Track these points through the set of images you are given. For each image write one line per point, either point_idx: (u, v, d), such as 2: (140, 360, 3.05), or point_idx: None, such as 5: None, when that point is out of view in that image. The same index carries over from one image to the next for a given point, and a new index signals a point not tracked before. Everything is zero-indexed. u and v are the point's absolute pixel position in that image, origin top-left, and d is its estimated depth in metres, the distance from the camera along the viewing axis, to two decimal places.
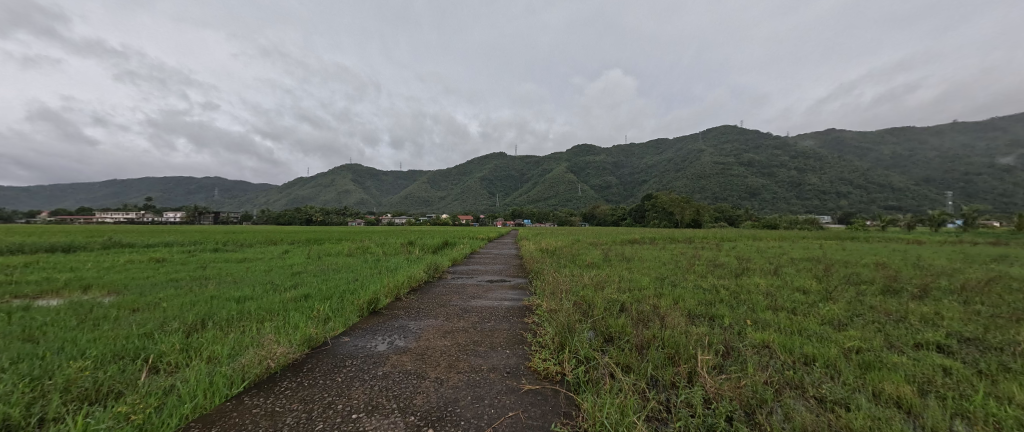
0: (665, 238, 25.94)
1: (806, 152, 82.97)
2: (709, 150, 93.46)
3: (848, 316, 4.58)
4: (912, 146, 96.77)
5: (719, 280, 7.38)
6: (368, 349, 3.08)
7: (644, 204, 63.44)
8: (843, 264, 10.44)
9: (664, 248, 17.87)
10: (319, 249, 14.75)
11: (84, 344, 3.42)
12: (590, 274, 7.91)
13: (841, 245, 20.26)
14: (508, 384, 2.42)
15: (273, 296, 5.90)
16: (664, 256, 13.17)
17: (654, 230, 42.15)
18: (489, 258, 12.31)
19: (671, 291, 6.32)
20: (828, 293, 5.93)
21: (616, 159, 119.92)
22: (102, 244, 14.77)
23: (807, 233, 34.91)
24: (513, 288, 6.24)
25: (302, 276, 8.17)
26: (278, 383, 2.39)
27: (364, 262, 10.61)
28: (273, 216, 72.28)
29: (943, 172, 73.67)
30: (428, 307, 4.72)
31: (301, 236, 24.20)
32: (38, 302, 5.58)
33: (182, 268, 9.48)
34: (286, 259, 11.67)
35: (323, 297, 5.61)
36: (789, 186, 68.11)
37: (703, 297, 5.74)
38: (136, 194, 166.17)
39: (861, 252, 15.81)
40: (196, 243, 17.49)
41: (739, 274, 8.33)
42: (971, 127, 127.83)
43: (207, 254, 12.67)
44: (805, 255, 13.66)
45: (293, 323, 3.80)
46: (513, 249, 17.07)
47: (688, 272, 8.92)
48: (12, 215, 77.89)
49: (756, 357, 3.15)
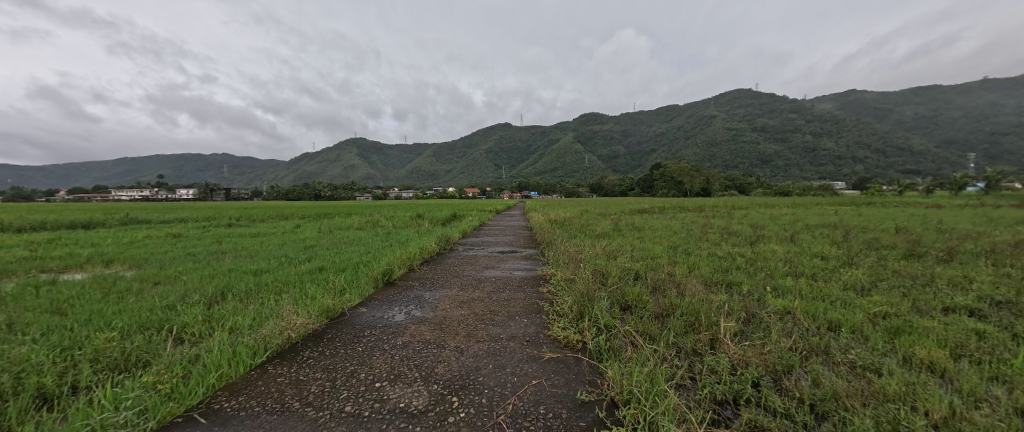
0: (675, 207, 25.43)
1: (823, 116, 79.74)
2: (721, 116, 90.32)
3: (870, 280, 4.49)
4: (937, 108, 92.19)
5: (735, 248, 7.28)
6: (385, 320, 3.08)
7: (653, 174, 62.49)
8: (861, 229, 10.14)
9: (673, 217, 17.62)
10: (330, 223, 14.92)
11: (110, 315, 3.50)
12: (602, 243, 7.86)
13: (856, 211, 19.66)
14: (529, 352, 2.41)
15: (289, 269, 5.99)
16: (675, 225, 13.05)
17: (663, 199, 41.49)
18: (498, 229, 12.28)
19: (686, 259, 6.27)
20: (848, 258, 5.81)
21: (624, 128, 116.82)
22: (120, 220, 15.13)
23: (819, 199, 34.12)
24: (525, 258, 6.21)
25: (315, 249, 8.26)
26: (300, 352, 2.38)
27: (375, 235, 10.65)
28: (283, 192, 73.45)
29: (969, 133, 70.35)
30: (442, 278, 4.73)
31: (310, 211, 24.44)
32: (63, 276, 5.74)
33: (199, 243, 9.63)
34: (299, 233, 11.82)
35: (337, 269, 5.66)
36: (804, 152, 66.17)
37: (719, 265, 5.67)
38: (147, 172, 168.38)
39: (876, 217, 15.45)
40: (209, 218, 17.77)
41: (754, 242, 8.17)
42: (1004, 84, 120.20)
43: (221, 229, 12.93)
44: (819, 221, 13.37)
45: (312, 294, 3.86)
46: (521, 221, 16.87)
47: (701, 240, 8.82)
48: (33, 194, 80.40)
49: (779, 324, 3.08)
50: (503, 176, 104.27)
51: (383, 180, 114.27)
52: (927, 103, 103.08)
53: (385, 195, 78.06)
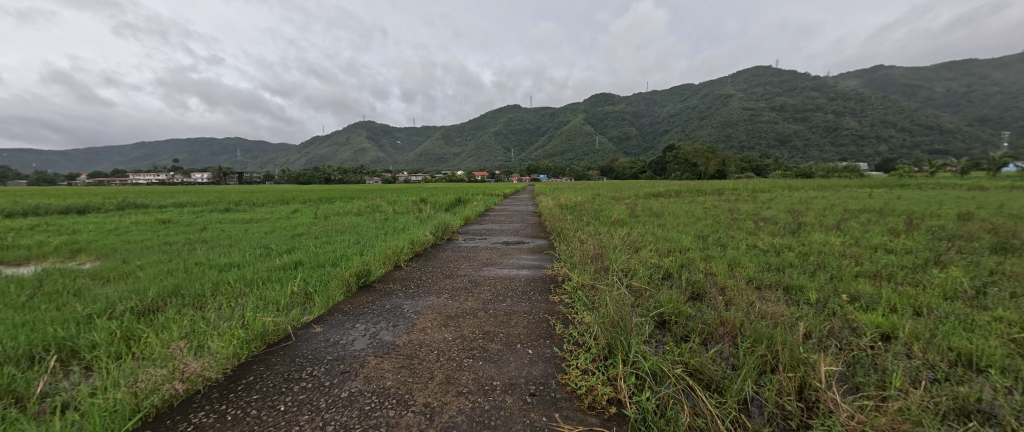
0: (691, 191, 24.14)
1: (847, 93, 75.69)
2: (739, 95, 86.60)
3: (973, 285, 3.52)
4: (971, 85, 87.31)
5: (776, 239, 6.29)
6: (340, 347, 2.26)
7: (666, 156, 60.53)
8: (911, 215, 8.97)
9: (692, 201, 16.45)
10: (329, 208, 14.29)
11: (6, 330, 2.79)
12: (618, 232, 6.96)
13: (892, 194, 18.14)
14: (534, 422, 1.55)
15: (263, 262, 5.28)
16: (696, 210, 12.03)
17: (676, 182, 40.13)
18: (504, 216, 11.34)
19: (721, 253, 5.33)
20: (924, 253, 4.80)
21: (636, 108, 113.02)
22: (116, 204, 14.77)
23: (843, 181, 32.30)
24: (532, 252, 5.32)
25: (302, 238, 7.57)
26: (190, 415, 1.58)
27: (372, 222, 9.89)
28: (294, 176, 73.99)
29: (1004, 111, 66.74)
30: (431, 279, 3.89)
31: (315, 195, 23.99)
32: (12, 270, 5.13)
33: (185, 230, 9.04)
34: (293, 218, 11.17)
35: (314, 265, 4.89)
36: (825, 131, 63.25)
37: (766, 262, 4.72)
38: (164, 156, 171.72)
39: (916, 200, 14.09)
40: (209, 202, 17.36)
41: (796, 231, 7.16)
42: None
43: (215, 214, 12.39)
44: (855, 205, 12.24)
45: (266, 307, 3.09)
46: (529, 206, 15.86)
47: (731, 228, 7.85)
48: (57, 178, 82.73)
49: (892, 359, 2.17)
50: (511, 159, 102.70)
51: (392, 164, 114.07)
52: (961, 78, 96.92)
53: (393, 178, 77.96)
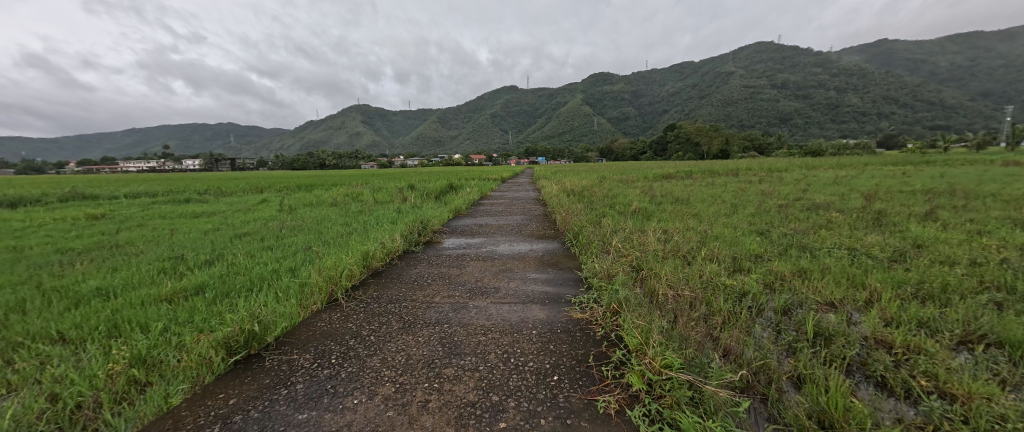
0: (701, 171, 22.40)
1: (851, 68, 73.40)
2: (741, 71, 83.86)
3: None
4: (976, 60, 85.37)
5: (872, 236, 4.62)
6: None
7: (668, 136, 58.33)
8: (992, 197, 7.44)
9: (709, 183, 14.84)
10: (302, 197, 12.53)
11: None
12: (652, 228, 5.32)
13: (923, 171, 16.60)
14: None
15: (156, 285, 3.64)
16: (724, 195, 10.34)
17: (682, 162, 38.32)
18: (503, 205, 9.64)
19: (819, 264, 3.68)
20: None
21: (636, 88, 109.86)
22: (59, 196, 12.85)
23: (856, 159, 30.87)
24: (542, 270, 3.56)
25: (245, 240, 5.92)
26: None
27: (342, 215, 8.20)
28: (286, 162, 71.61)
29: (1010, 84, 65.16)
30: (376, 337, 2.24)
31: (299, 181, 22.29)
32: None
33: (111, 228, 7.33)
34: (253, 212, 9.47)
35: (220, 294, 3.26)
36: (827, 108, 61.55)
37: (908, 282, 3.07)
38: (155, 143, 167.26)
39: (960, 178, 12.55)
40: (172, 191, 15.53)
41: (881, 223, 5.49)
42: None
43: (164, 207, 10.59)
44: (900, 186, 10.61)
45: None
46: (530, 191, 14.29)
47: (786, 219, 6.23)
48: (46, 167, 80.73)
49: None
50: (509, 141, 100.01)
51: (388, 148, 111.28)
52: (967, 52, 94.43)
53: (389, 162, 75.87)
